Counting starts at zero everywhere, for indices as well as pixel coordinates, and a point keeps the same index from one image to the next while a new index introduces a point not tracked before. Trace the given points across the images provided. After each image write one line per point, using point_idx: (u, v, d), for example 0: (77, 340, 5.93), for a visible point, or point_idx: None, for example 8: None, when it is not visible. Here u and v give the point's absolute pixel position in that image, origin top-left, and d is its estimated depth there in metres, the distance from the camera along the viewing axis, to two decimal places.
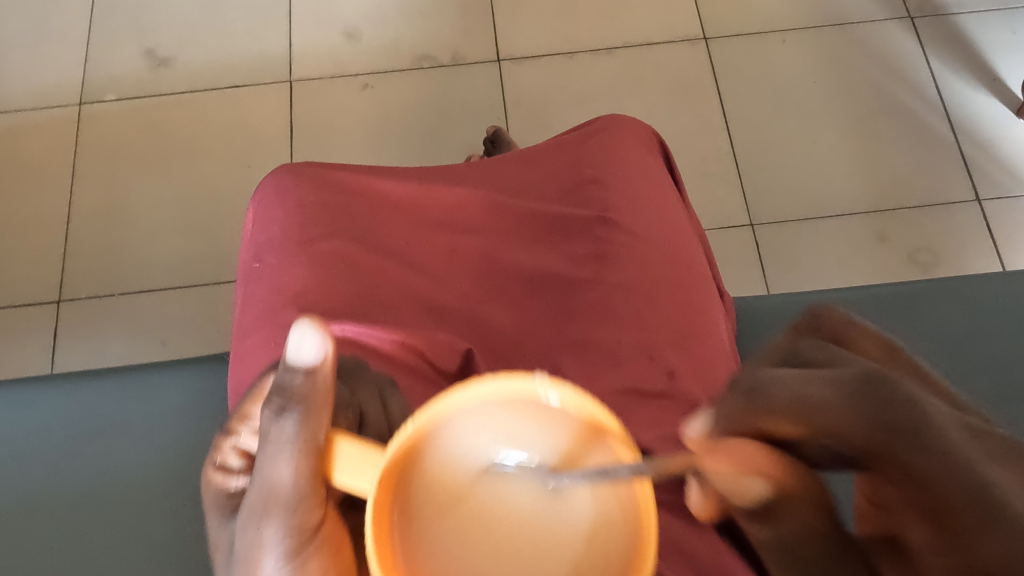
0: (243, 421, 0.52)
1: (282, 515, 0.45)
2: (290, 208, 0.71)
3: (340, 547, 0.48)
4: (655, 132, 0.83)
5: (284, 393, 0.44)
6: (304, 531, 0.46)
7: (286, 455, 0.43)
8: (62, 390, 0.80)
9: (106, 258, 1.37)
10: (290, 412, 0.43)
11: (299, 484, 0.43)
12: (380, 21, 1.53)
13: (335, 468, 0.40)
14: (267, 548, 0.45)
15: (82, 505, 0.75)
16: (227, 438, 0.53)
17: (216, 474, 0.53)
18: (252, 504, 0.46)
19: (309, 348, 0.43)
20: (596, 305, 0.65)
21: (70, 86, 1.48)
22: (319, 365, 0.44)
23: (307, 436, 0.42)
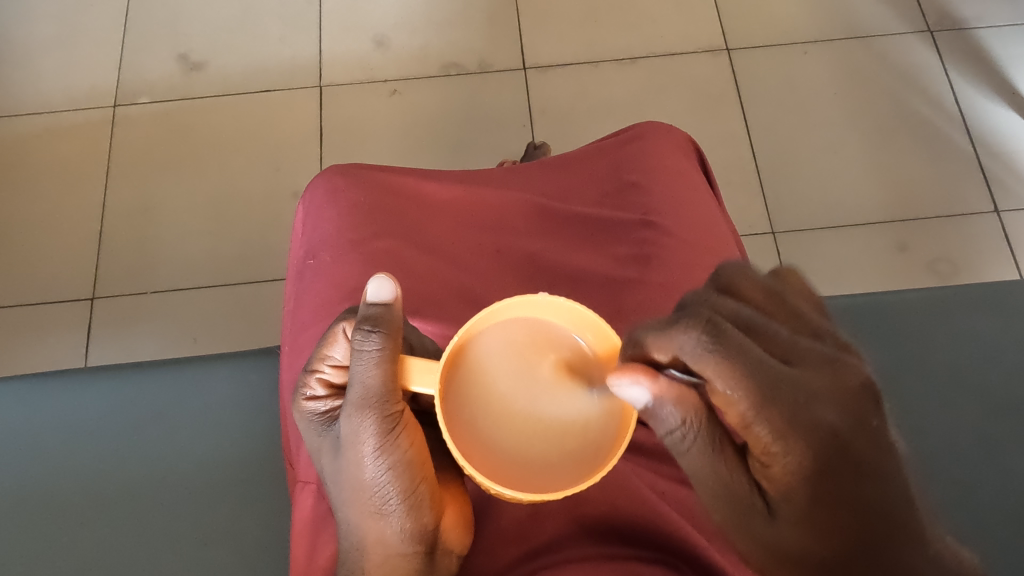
0: (322, 357, 0.56)
1: (374, 408, 0.51)
2: (342, 207, 0.74)
3: (419, 434, 0.53)
4: (691, 139, 0.85)
5: (362, 317, 0.50)
6: (394, 418, 0.51)
7: (373, 360, 0.49)
8: (115, 380, 0.82)
9: (139, 256, 1.39)
10: (371, 329, 0.49)
11: (387, 382, 0.50)
12: (408, 29, 1.56)
13: (411, 376, 0.50)
14: (364, 436, 0.51)
15: (135, 489, 0.77)
16: (311, 373, 0.57)
17: (304, 404, 0.57)
18: (346, 404, 0.51)
19: (380, 289, 0.51)
20: (641, 304, 0.68)
21: (105, 89, 1.51)
22: (393, 301, 0.51)
23: (390, 348, 0.50)
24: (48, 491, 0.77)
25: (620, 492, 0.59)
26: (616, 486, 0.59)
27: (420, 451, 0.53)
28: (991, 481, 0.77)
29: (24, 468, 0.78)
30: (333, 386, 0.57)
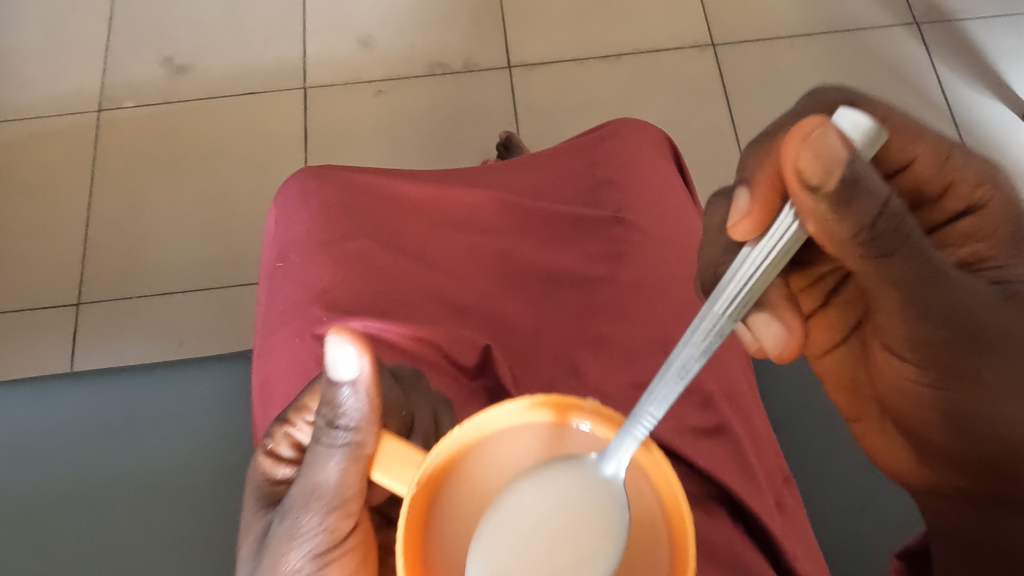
0: (301, 412, 0.54)
1: (320, 506, 0.49)
2: (313, 208, 0.73)
3: (367, 553, 0.52)
4: (667, 137, 0.84)
5: (334, 408, 0.47)
6: (337, 533, 0.50)
7: (336, 457, 0.47)
8: (91, 386, 0.82)
9: (125, 261, 1.39)
10: (342, 424, 0.47)
11: (346, 483, 0.48)
12: (393, 29, 1.56)
13: (377, 463, 0.44)
14: (299, 541, 0.49)
15: (112, 492, 0.77)
16: (282, 426, 0.55)
17: (261, 461, 0.55)
18: (297, 487, 0.50)
19: (353, 364, 0.47)
20: (611, 302, 0.68)
21: (90, 93, 1.51)
22: (361, 381, 0.47)
23: (361, 444, 0.46)
24: (19, 501, 0.76)
25: None
26: None
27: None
28: None
29: None
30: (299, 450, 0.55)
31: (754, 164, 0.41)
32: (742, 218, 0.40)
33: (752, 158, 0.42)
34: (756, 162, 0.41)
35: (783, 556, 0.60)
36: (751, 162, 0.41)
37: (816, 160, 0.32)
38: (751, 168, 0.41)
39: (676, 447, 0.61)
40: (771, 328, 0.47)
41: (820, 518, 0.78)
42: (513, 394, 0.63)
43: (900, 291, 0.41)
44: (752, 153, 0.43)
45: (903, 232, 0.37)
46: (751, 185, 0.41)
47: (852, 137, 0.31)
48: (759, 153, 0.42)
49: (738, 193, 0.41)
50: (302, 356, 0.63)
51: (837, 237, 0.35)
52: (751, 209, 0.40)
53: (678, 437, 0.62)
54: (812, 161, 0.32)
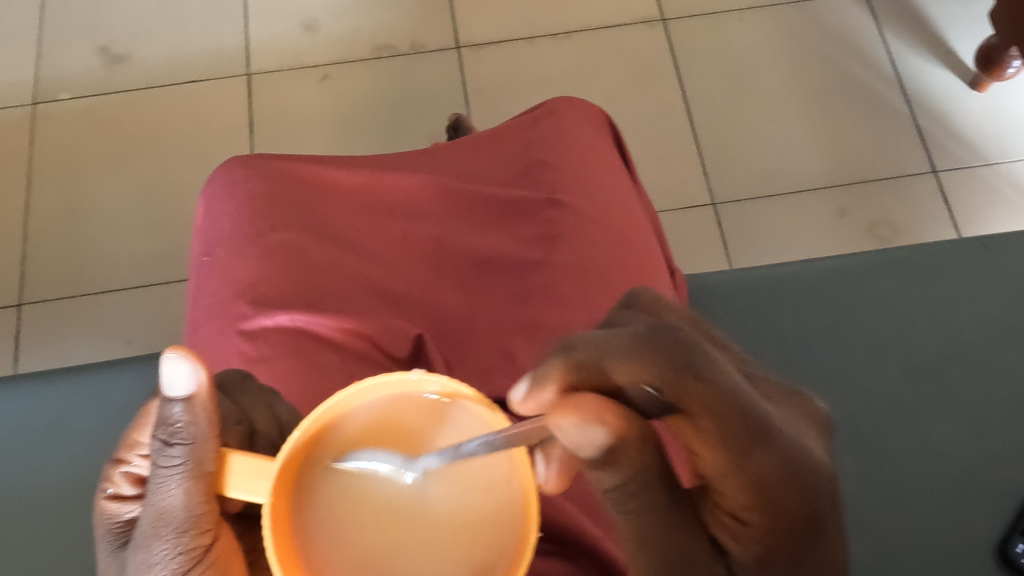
0: (132, 447, 0.45)
1: (178, 534, 0.43)
2: (239, 200, 0.71)
3: (234, 559, 0.47)
4: (605, 115, 0.83)
5: (168, 426, 0.41)
6: (195, 553, 0.44)
7: (178, 482, 0.42)
8: (12, 393, 0.78)
9: (66, 259, 1.35)
10: (174, 449, 0.41)
11: (192, 505, 0.42)
12: (338, 11, 1.52)
13: (229, 482, 0.42)
14: (156, 571, 0.44)
15: (39, 503, 0.74)
16: (115, 465, 0.46)
17: (103, 504, 0.46)
18: (140, 530, 0.43)
19: (182, 380, 0.41)
20: (547, 287, 0.66)
21: (24, 86, 1.45)
22: (195, 393, 0.41)
23: (199, 459, 0.41)
24: None
25: None
26: None
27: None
28: (912, 447, 0.77)
29: None
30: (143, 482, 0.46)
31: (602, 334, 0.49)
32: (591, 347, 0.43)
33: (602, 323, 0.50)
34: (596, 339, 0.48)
35: None
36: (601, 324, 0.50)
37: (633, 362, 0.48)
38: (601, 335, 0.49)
39: None
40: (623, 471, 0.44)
41: None
42: None
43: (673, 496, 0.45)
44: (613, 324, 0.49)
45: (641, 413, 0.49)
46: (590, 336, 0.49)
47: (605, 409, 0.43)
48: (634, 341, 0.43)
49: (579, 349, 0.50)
50: (227, 353, 0.62)
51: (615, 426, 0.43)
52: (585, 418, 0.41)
53: None
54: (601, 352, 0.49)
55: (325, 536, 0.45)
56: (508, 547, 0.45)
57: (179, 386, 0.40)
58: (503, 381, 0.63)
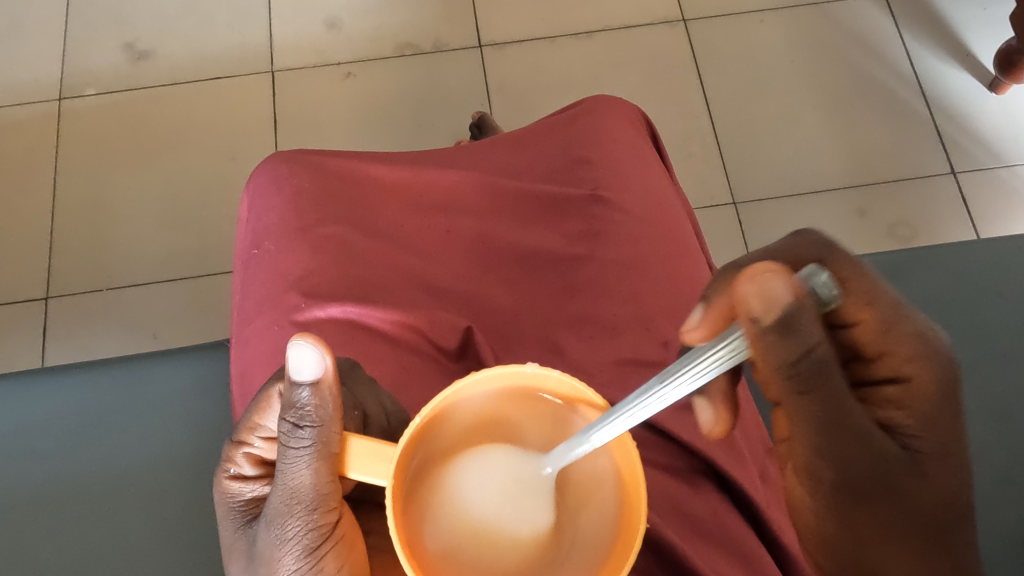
0: (252, 429, 0.54)
1: (308, 515, 0.49)
2: (286, 193, 0.72)
3: (353, 537, 0.52)
4: (641, 113, 0.84)
5: (296, 409, 0.47)
6: (324, 529, 0.50)
7: (307, 461, 0.47)
8: (65, 381, 0.80)
9: (93, 253, 1.36)
10: (304, 431, 0.47)
11: (320, 484, 0.48)
12: (361, 10, 1.53)
13: (350, 463, 0.47)
14: (288, 545, 0.49)
15: (93, 488, 0.76)
16: (238, 447, 0.54)
17: (227, 484, 0.54)
18: (272, 509, 0.49)
19: (309, 366, 0.47)
20: (592, 281, 0.68)
21: (50, 81, 1.46)
22: (322, 378, 0.47)
23: (326, 440, 0.47)
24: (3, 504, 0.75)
25: None
26: None
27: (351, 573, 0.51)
28: None
29: None
30: (263, 464, 0.55)
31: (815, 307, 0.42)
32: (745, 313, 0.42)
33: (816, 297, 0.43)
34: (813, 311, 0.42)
35: (764, 522, 0.64)
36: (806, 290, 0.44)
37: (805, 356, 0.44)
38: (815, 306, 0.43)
39: (662, 425, 0.65)
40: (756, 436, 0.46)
41: None
42: None
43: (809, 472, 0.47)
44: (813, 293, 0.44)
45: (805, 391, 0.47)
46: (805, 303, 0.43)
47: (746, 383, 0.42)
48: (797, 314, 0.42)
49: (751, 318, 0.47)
50: (282, 343, 0.63)
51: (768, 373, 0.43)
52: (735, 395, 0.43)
53: (663, 415, 0.65)
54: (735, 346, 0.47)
55: (443, 533, 0.47)
56: (612, 540, 0.47)
57: (309, 370, 0.47)
58: None
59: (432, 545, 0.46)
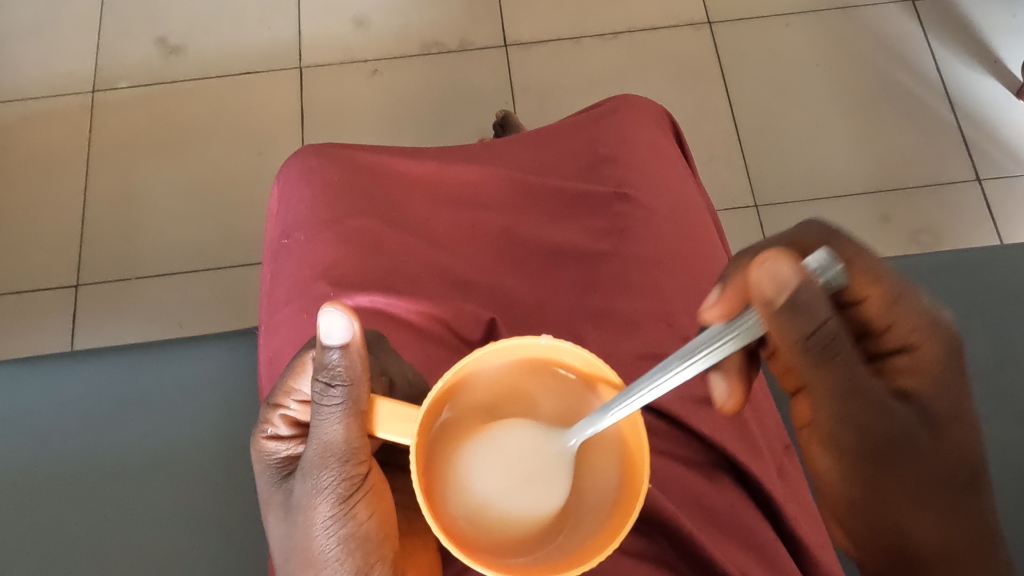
0: (288, 393, 0.56)
1: (339, 465, 0.51)
2: (316, 186, 0.73)
3: (383, 492, 0.55)
4: (666, 113, 0.84)
5: (327, 370, 0.48)
6: (355, 480, 0.52)
7: (338, 415, 0.49)
8: (94, 364, 0.83)
9: (122, 242, 1.39)
10: (334, 388, 0.49)
11: (351, 438, 0.50)
12: (388, 8, 1.55)
13: (378, 423, 0.49)
14: (323, 494, 0.52)
15: (120, 468, 0.78)
16: (275, 409, 0.56)
17: (264, 443, 0.56)
18: (307, 462, 0.52)
19: (338, 330, 0.48)
20: (614, 277, 0.69)
21: (84, 74, 1.50)
22: (349, 342, 0.48)
23: (356, 398, 0.49)
24: (36, 480, 0.77)
25: None
26: None
27: (381, 519, 0.54)
28: None
29: (11, 457, 0.78)
30: (298, 426, 0.57)
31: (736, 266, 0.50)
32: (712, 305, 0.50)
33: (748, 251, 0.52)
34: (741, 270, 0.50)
35: (782, 517, 0.65)
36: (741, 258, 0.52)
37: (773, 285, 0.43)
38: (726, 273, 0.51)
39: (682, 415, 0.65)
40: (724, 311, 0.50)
41: None
42: None
43: (842, 405, 0.47)
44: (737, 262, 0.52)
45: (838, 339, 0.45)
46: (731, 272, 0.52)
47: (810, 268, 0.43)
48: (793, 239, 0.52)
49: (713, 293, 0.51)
50: (308, 331, 0.64)
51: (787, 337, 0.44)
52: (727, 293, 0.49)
53: (682, 406, 0.66)
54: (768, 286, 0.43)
55: (523, 558, 0.48)
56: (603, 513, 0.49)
57: (337, 333, 0.48)
58: None
59: (523, 565, 0.47)
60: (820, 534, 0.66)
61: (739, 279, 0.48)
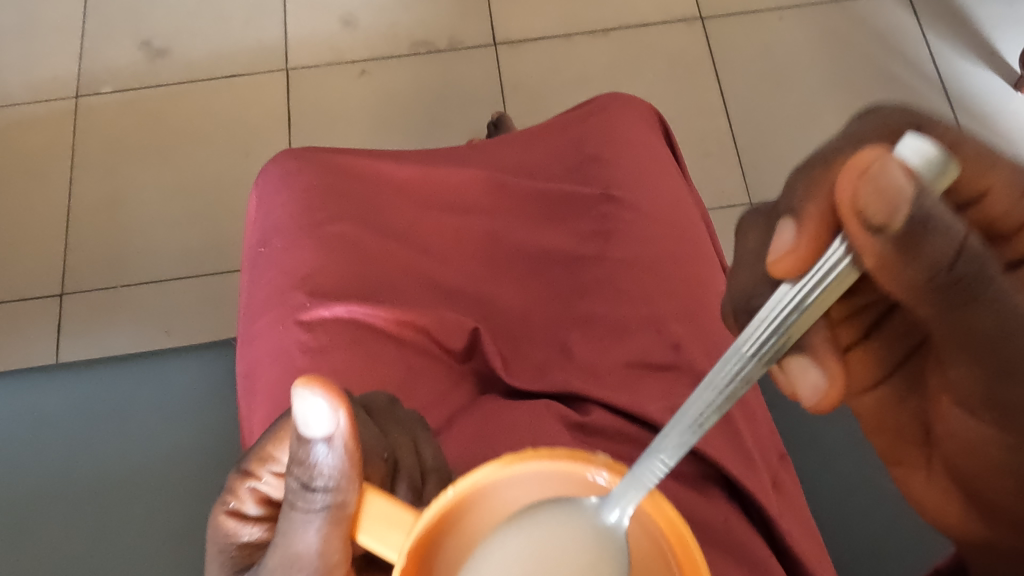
0: (263, 462, 0.52)
1: None
2: (295, 191, 0.71)
3: None
4: (655, 110, 0.82)
5: (308, 469, 0.43)
6: None
7: (314, 524, 0.44)
8: (70, 376, 0.80)
9: (108, 249, 1.36)
10: (315, 493, 0.43)
11: (325, 552, 0.45)
12: (375, 7, 1.52)
13: (363, 526, 0.40)
14: None
15: (96, 484, 0.75)
16: (244, 480, 0.52)
17: (226, 520, 0.52)
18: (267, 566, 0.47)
19: (320, 420, 0.43)
20: (602, 282, 0.66)
21: (68, 79, 1.47)
22: (335, 435, 0.43)
23: (337, 504, 0.42)
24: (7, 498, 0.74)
25: None
26: None
27: None
28: None
29: None
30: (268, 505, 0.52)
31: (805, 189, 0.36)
32: (785, 257, 0.34)
33: (808, 167, 0.38)
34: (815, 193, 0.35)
35: (779, 534, 0.63)
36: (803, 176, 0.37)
37: (882, 206, 0.28)
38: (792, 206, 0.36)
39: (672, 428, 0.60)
40: (800, 242, 0.34)
41: (824, 504, 0.78)
42: (504, 377, 0.62)
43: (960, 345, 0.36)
44: (801, 182, 0.37)
45: (972, 267, 0.31)
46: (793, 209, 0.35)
47: (915, 167, 0.27)
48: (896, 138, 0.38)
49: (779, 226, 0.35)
50: (285, 342, 0.62)
51: (903, 284, 0.31)
52: (800, 233, 0.34)
53: (672, 418, 0.61)
54: (875, 200, 0.28)
55: None
56: None
57: (313, 416, 0.42)
58: (559, 374, 0.63)
59: None
60: (816, 549, 0.64)
61: (821, 207, 0.34)
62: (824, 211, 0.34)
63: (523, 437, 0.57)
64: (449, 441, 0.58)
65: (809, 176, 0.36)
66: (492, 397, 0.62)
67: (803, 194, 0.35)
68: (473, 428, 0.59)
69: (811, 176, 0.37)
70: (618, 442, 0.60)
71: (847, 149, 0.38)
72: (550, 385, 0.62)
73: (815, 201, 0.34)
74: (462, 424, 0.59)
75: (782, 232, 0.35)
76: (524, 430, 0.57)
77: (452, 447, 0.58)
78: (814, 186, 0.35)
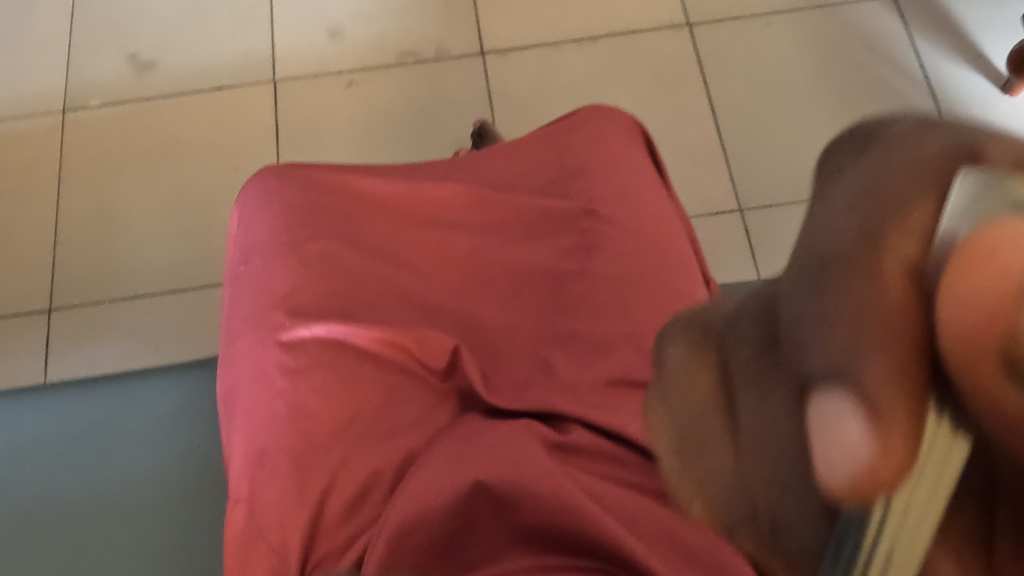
0: None
1: None
2: (276, 208, 0.71)
3: None
4: (638, 122, 0.82)
5: None
6: None
7: None
8: (57, 399, 0.81)
9: (96, 264, 1.36)
10: None
11: None
12: (363, 17, 1.52)
13: None
14: None
15: (75, 504, 0.75)
16: None
17: None
18: None
19: None
20: (583, 297, 0.66)
21: (55, 93, 1.47)
22: None
23: None
24: None
25: (553, 500, 0.54)
26: (548, 495, 0.54)
27: None
28: None
29: None
30: None
31: (843, 351, 0.24)
32: (861, 469, 0.23)
33: (820, 294, 0.25)
34: (861, 355, 0.23)
35: None
36: (816, 323, 0.25)
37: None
38: (833, 372, 0.24)
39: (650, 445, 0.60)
40: (878, 444, 0.22)
41: None
42: (484, 395, 0.62)
43: None
44: (828, 313, 0.25)
45: None
46: (857, 389, 0.23)
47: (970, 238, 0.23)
48: (925, 185, 0.25)
49: (823, 405, 0.23)
50: (264, 363, 0.62)
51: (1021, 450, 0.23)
52: (882, 431, 0.22)
53: None
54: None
55: None
56: None
57: None
58: (538, 392, 0.63)
59: None
60: None
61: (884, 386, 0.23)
62: (893, 369, 0.23)
63: (499, 456, 0.56)
64: (427, 461, 0.58)
65: (837, 318, 0.24)
66: (472, 416, 0.62)
67: (850, 352, 0.24)
68: (453, 445, 0.59)
69: (838, 315, 0.24)
70: (597, 459, 0.60)
71: (856, 245, 0.25)
72: (530, 404, 0.62)
73: (877, 369, 0.23)
74: (442, 443, 0.59)
75: (844, 431, 0.23)
76: (501, 449, 0.57)
77: (429, 466, 0.57)
78: (855, 342, 0.24)
